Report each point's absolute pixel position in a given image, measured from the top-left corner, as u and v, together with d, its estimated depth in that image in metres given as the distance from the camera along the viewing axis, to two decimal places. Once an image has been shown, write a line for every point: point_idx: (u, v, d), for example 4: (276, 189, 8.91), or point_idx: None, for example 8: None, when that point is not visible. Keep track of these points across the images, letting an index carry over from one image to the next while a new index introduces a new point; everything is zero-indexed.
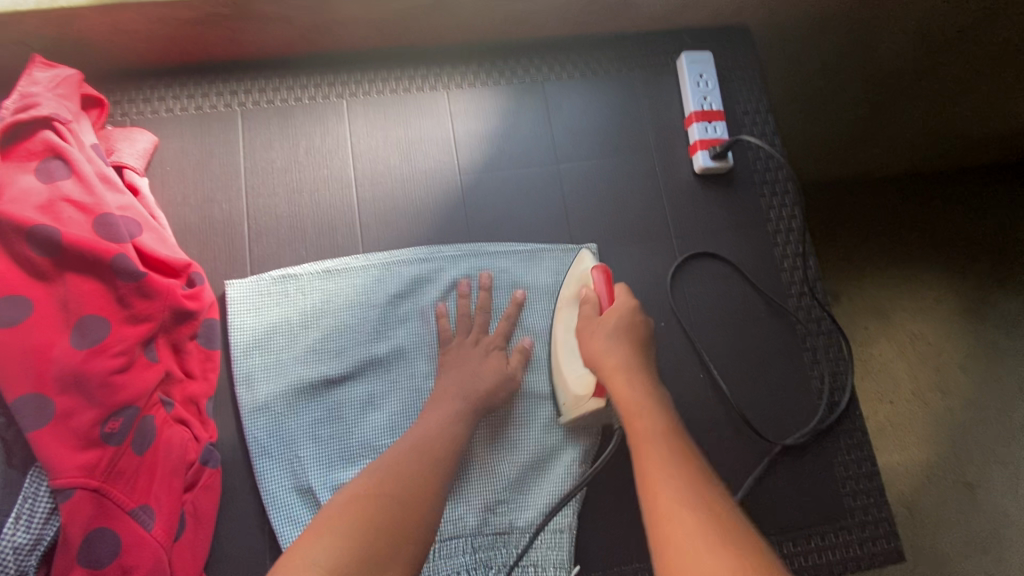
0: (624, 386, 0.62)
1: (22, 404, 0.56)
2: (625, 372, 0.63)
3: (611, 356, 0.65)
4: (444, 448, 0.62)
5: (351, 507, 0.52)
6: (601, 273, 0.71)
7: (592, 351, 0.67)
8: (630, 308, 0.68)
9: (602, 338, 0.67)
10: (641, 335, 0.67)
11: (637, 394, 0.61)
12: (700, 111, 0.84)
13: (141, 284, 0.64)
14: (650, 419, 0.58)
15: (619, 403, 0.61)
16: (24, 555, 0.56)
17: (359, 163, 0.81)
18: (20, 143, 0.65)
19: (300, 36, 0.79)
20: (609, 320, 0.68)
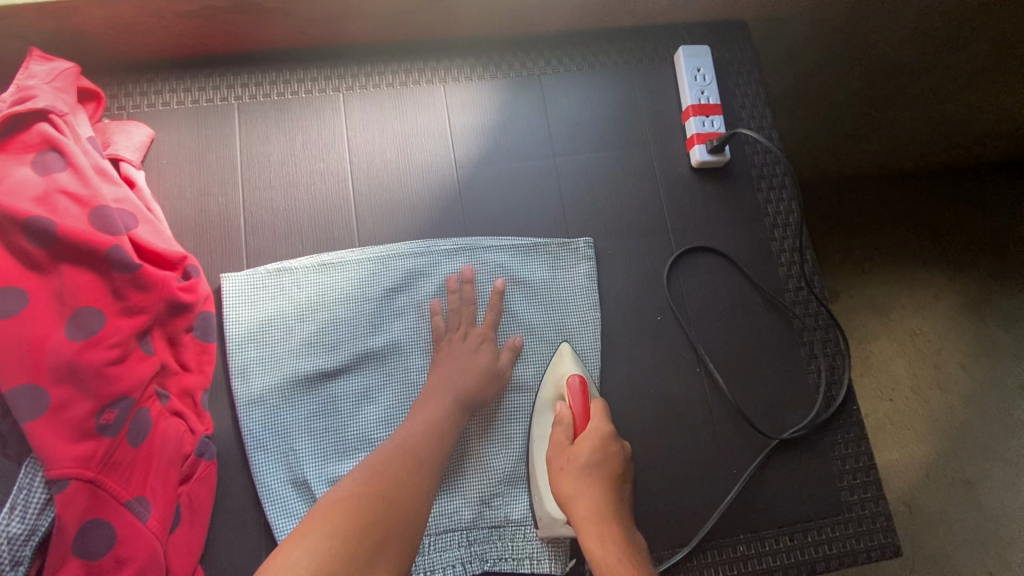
0: (596, 540, 0.61)
1: (17, 395, 0.57)
2: (598, 518, 0.62)
3: (583, 496, 0.64)
4: (428, 450, 0.63)
5: (335, 510, 0.53)
6: (577, 382, 0.71)
7: (564, 490, 0.66)
8: (603, 433, 0.67)
9: (574, 477, 0.65)
10: (615, 468, 0.65)
11: (610, 549, 0.59)
12: (697, 105, 0.84)
13: (137, 275, 0.64)
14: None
15: (592, 561, 0.59)
16: (18, 546, 0.57)
17: (356, 158, 0.81)
18: (17, 135, 0.65)
19: (297, 30, 0.79)
20: (582, 452, 0.66)
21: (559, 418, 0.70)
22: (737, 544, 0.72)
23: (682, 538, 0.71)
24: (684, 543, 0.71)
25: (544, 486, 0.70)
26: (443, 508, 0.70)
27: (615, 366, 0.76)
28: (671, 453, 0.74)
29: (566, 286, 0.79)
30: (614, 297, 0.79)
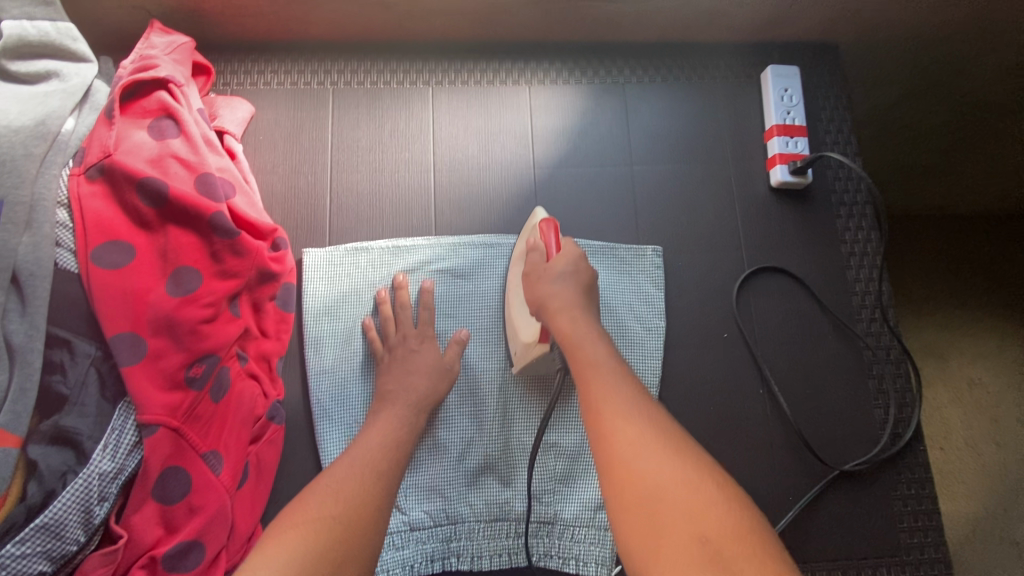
0: (567, 321, 0.61)
1: (119, 340, 0.61)
2: (572, 311, 0.62)
3: (557, 297, 0.63)
4: (384, 461, 0.61)
5: (317, 517, 0.51)
6: (549, 224, 0.69)
7: (537, 294, 0.65)
8: (575, 254, 0.67)
9: (548, 280, 0.65)
10: (589, 278, 0.66)
11: (585, 331, 0.59)
12: (782, 124, 0.83)
13: (235, 242, 0.68)
14: (600, 354, 0.57)
15: (562, 335, 0.60)
16: (107, 482, 0.58)
17: (439, 150, 0.83)
18: (138, 101, 0.70)
19: (396, 22, 0.82)
20: (558, 263, 0.66)
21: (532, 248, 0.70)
22: None
23: None
24: None
25: (522, 313, 0.71)
26: (494, 495, 0.71)
27: (675, 377, 0.76)
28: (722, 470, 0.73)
29: (630, 291, 0.79)
30: (680, 309, 0.79)
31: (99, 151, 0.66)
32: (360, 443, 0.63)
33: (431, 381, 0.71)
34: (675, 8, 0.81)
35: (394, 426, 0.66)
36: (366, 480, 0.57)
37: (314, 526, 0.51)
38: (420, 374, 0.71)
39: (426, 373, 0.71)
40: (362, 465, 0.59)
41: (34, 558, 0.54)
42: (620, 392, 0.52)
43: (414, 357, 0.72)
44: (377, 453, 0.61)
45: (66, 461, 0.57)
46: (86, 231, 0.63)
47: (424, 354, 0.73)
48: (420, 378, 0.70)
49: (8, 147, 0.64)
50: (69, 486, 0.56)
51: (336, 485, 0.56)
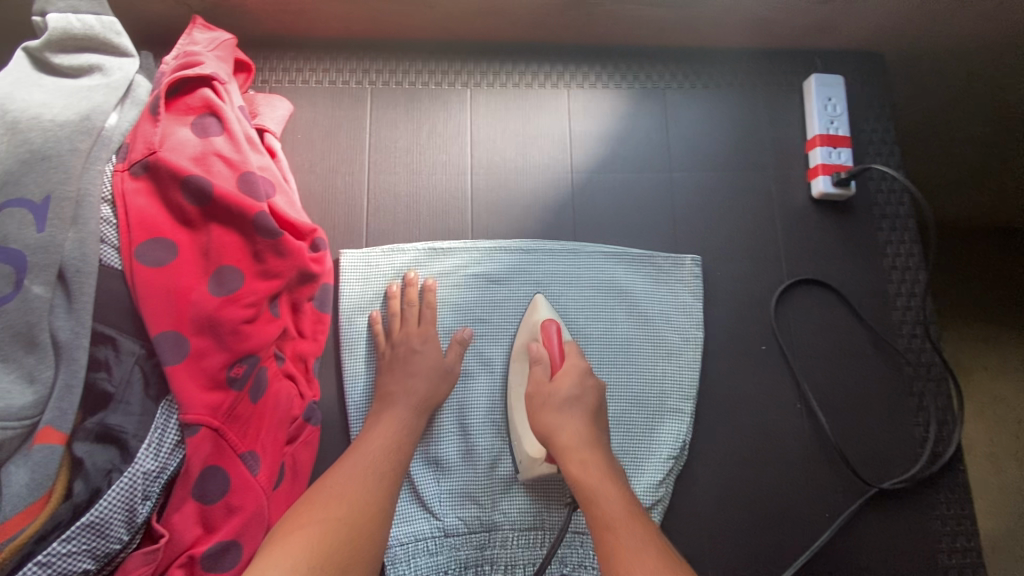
0: (579, 466, 0.62)
1: (163, 339, 0.61)
2: (581, 448, 0.63)
3: (566, 431, 0.64)
4: (388, 463, 0.64)
5: (325, 520, 0.56)
6: (550, 327, 0.72)
7: (544, 426, 0.66)
8: (581, 368, 0.69)
9: (555, 411, 0.65)
10: (594, 399, 0.67)
11: (597, 474, 0.61)
12: (826, 134, 0.82)
13: (278, 242, 0.67)
14: (612, 501, 0.58)
15: (574, 485, 0.61)
16: (150, 481, 0.59)
17: (477, 153, 0.82)
18: (182, 98, 0.69)
19: (437, 22, 0.81)
20: (563, 385, 0.67)
21: (535, 356, 0.71)
22: None
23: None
24: None
25: (523, 427, 0.71)
26: (528, 504, 0.71)
27: (710, 389, 0.76)
28: (756, 483, 0.73)
29: (667, 300, 0.78)
30: (717, 320, 0.78)
31: (144, 147, 0.66)
32: (362, 442, 0.65)
33: (432, 383, 0.71)
34: (719, 14, 0.80)
35: (395, 427, 0.67)
36: (367, 483, 0.61)
37: (319, 530, 0.55)
38: (421, 376, 0.71)
39: (428, 377, 0.71)
40: (362, 467, 0.62)
41: (78, 557, 0.55)
42: (637, 546, 0.54)
43: (415, 357, 0.72)
44: (378, 452, 0.64)
45: (111, 459, 0.57)
46: (130, 228, 0.63)
47: (425, 354, 0.72)
48: (421, 381, 0.71)
49: (54, 143, 0.64)
50: (114, 485, 0.56)
51: (339, 489, 0.59)
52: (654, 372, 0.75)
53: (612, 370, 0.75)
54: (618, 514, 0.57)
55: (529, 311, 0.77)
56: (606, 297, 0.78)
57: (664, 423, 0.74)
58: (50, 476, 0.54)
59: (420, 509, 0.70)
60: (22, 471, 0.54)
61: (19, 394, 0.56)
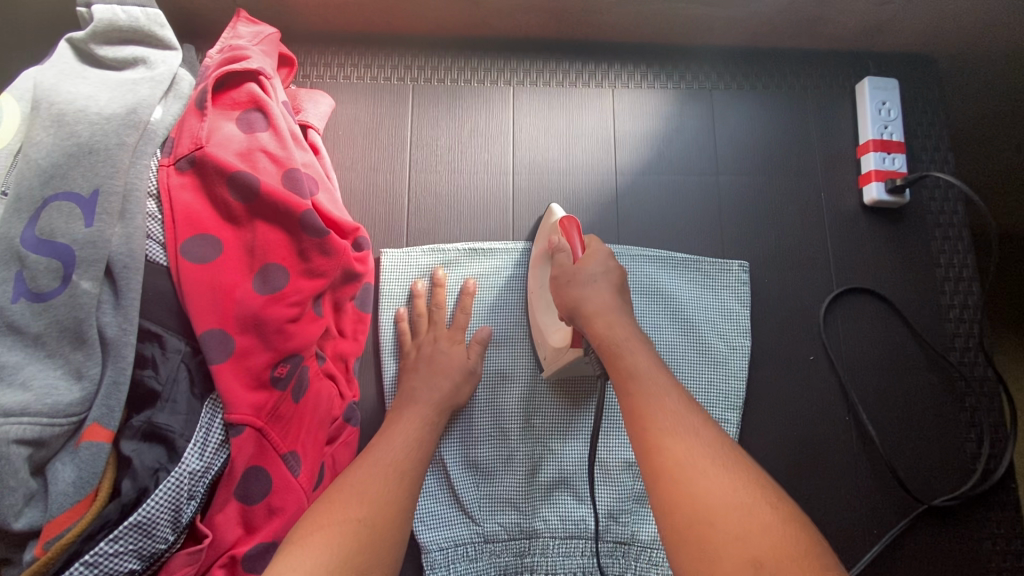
0: (605, 327, 0.57)
1: (209, 337, 0.60)
2: (610, 314, 0.57)
3: (591, 301, 0.59)
4: (411, 461, 0.59)
5: (344, 517, 0.49)
6: (570, 221, 0.65)
7: (570, 299, 0.60)
8: (603, 253, 0.62)
9: (582, 283, 0.60)
10: (620, 278, 0.61)
11: (621, 332, 0.56)
12: (879, 139, 0.79)
13: (324, 242, 0.66)
14: (641, 356, 0.54)
15: (597, 340, 0.57)
16: (195, 481, 0.58)
17: (518, 152, 0.81)
18: (228, 92, 0.68)
19: (481, 18, 0.80)
20: (588, 266, 0.61)
21: (557, 247, 0.65)
22: None
23: None
24: None
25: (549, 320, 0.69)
26: (569, 511, 0.70)
27: (755, 399, 0.74)
28: (801, 496, 0.71)
29: (711, 307, 0.76)
30: (763, 328, 0.76)
31: (190, 142, 0.65)
32: (382, 443, 0.60)
33: (455, 384, 0.69)
34: (771, 13, 0.78)
35: (416, 426, 0.64)
36: (389, 480, 0.55)
37: (339, 529, 0.48)
38: (446, 374, 0.69)
39: (452, 376, 0.69)
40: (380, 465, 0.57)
41: (125, 556, 0.54)
42: (660, 394, 0.50)
43: (440, 357, 0.70)
44: (399, 454, 0.59)
45: (158, 459, 0.56)
46: (176, 224, 0.63)
47: (452, 355, 0.71)
48: (442, 379, 0.69)
49: (102, 137, 0.63)
50: (162, 484, 0.55)
51: (361, 485, 0.53)
52: (699, 380, 0.74)
53: None
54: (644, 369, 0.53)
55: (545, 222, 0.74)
56: (649, 302, 0.76)
57: None
58: (96, 474, 0.54)
59: (459, 514, 0.69)
60: (69, 468, 0.54)
61: (67, 391, 0.56)
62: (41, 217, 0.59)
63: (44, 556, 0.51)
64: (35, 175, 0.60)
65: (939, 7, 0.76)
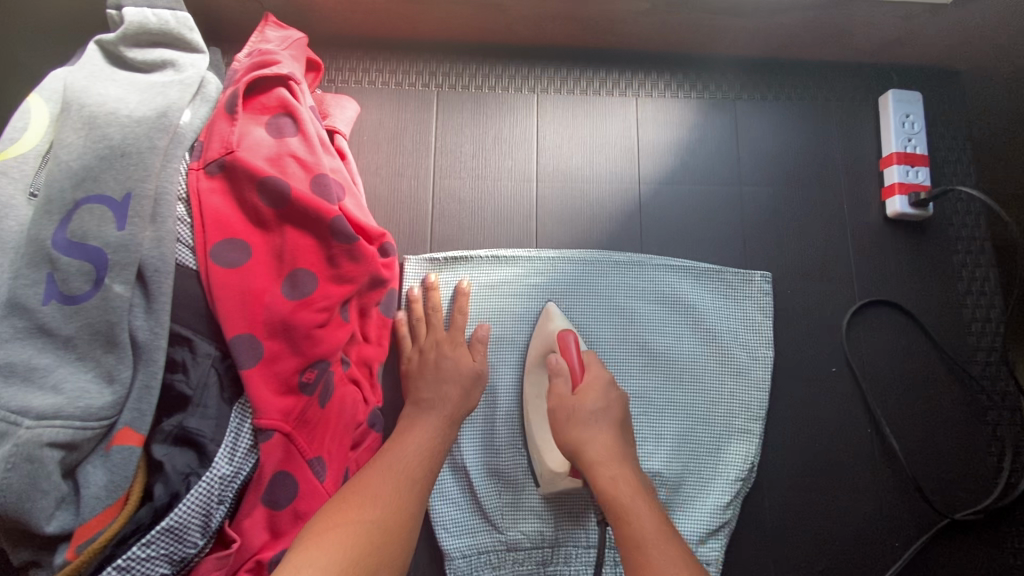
0: (609, 480, 0.60)
1: (239, 341, 0.60)
2: (611, 461, 0.61)
3: (593, 445, 0.62)
4: (420, 472, 0.61)
5: (358, 519, 0.53)
6: (569, 336, 0.70)
7: (570, 438, 0.64)
8: (603, 380, 0.67)
9: (583, 424, 0.63)
10: (620, 411, 0.65)
11: (628, 489, 0.59)
12: (903, 152, 0.80)
13: (353, 247, 0.66)
14: (645, 517, 0.57)
15: (604, 497, 0.59)
16: (224, 486, 0.58)
17: (542, 160, 0.81)
18: (258, 98, 0.69)
19: (506, 26, 0.80)
20: (587, 401, 0.65)
21: (556, 369, 0.68)
22: None
23: None
24: None
25: (542, 443, 0.69)
26: (592, 521, 0.70)
27: (777, 409, 0.74)
28: (822, 507, 0.71)
29: (735, 317, 0.76)
30: (785, 339, 0.76)
31: (220, 147, 0.65)
32: (395, 448, 0.63)
33: (464, 391, 0.69)
34: (796, 26, 0.78)
35: (426, 435, 0.65)
36: (400, 488, 0.58)
37: (355, 528, 0.52)
38: (454, 382, 0.69)
39: (458, 384, 0.69)
40: (393, 470, 0.60)
41: (156, 562, 0.54)
42: (669, 562, 0.52)
43: (446, 363, 0.70)
44: (411, 458, 0.62)
45: (189, 463, 0.57)
46: (206, 229, 0.63)
47: (459, 360, 0.71)
48: (453, 388, 0.69)
49: (134, 140, 0.63)
50: (192, 489, 0.55)
51: (373, 490, 0.56)
52: (721, 391, 0.74)
53: (678, 388, 0.74)
54: (646, 526, 0.55)
55: (540, 322, 0.74)
56: (672, 312, 0.76)
57: (732, 444, 0.72)
58: (128, 478, 0.54)
59: (483, 522, 0.69)
60: (101, 471, 0.55)
61: (99, 395, 0.56)
62: (73, 219, 0.59)
63: (76, 559, 0.52)
64: (67, 177, 0.61)
65: (964, 21, 0.76)
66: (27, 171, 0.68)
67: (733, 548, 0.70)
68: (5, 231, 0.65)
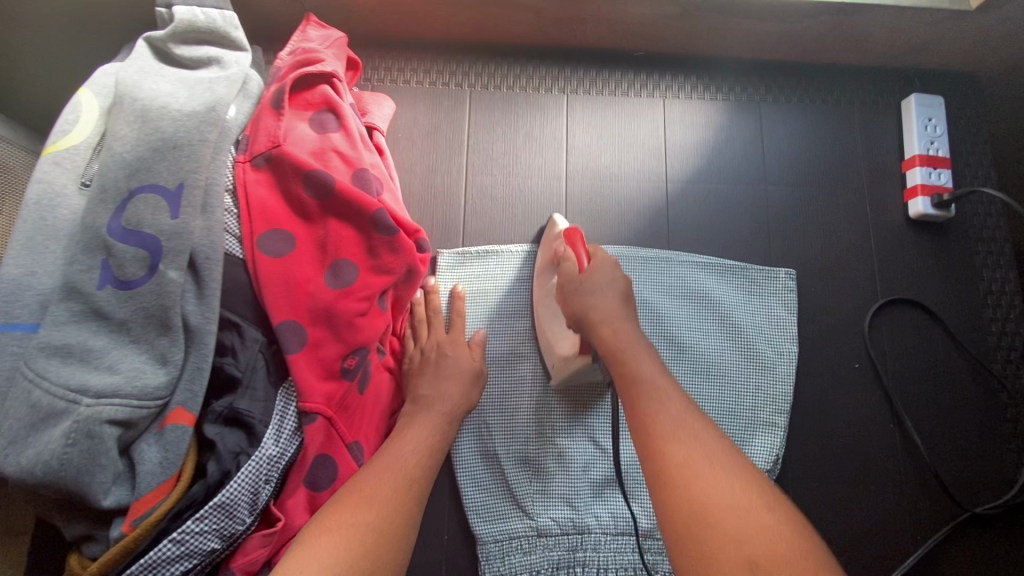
0: (612, 338, 0.60)
1: (285, 327, 0.63)
2: (617, 322, 0.61)
3: (598, 309, 0.62)
4: (417, 470, 0.59)
5: (356, 519, 0.51)
6: (575, 234, 0.70)
7: (577, 311, 0.64)
8: (611, 264, 0.66)
9: (588, 292, 0.64)
10: (626, 287, 0.65)
11: (631, 343, 0.59)
12: (925, 154, 0.82)
13: (393, 239, 0.69)
14: (648, 367, 0.56)
15: (607, 351, 0.60)
16: (271, 466, 0.60)
17: (571, 158, 0.83)
18: (302, 94, 0.71)
19: (539, 28, 0.83)
20: (595, 276, 0.65)
21: (563, 258, 0.70)
22: None
23: None
24: None
25: (557, 330, 0.72)
26: (619, 509, 0.72)
27: (799, 403, 0.76)
28: (845, 499, 0.73)
29: (759, 313, 0.78)
30: (807, 335, 0.78)
31: (267, 140, 0.67)
32: (394, 446, 0.62)
33: (464, 388, 0.70)
34: (821, 31, 0.80)
35: (425, 432, 0.64)
36: (399, 489, 0.56)
37: (352, 529, 0.50)
38: (455, 377, 0.70)
39: (460, 379, 0.70)
40: (391, 469, 0.58)
41: (208, 536, 0.56)
42: (669, 404, 0.51)
43: (447, 360, 0.71)
44: (410, 458, 0.60)
45: (239, 442, 0.59)
46: (253, 219, 0.65)
47: (458, 358, 0.72)
48: (455, 384, 0.70)
49: (185, 133, 0.66)
50: (242, 467, 0.57)
51: (372, 488, 0.54)
52: (746, 385, 0.75)
53: (706, 381, 0.75)
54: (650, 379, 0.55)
55: (548, 230, 0.78)
56: (697, 308, 0.78)
57: (756, 436, 0.74)
58: (180, 455, 0.57)
59: (513, 507, 0.71)
60: (155, 448, 0.57)
61: (153, 375, 0.58)
62: (127, 208, 0.62)
63: (132, 533, 0.54)
64: (121, 167, 0.63)
65: (985, 29, 0.78)
66: (79, 162, 0.70)
67: None
68: (57, 220, 0.67)
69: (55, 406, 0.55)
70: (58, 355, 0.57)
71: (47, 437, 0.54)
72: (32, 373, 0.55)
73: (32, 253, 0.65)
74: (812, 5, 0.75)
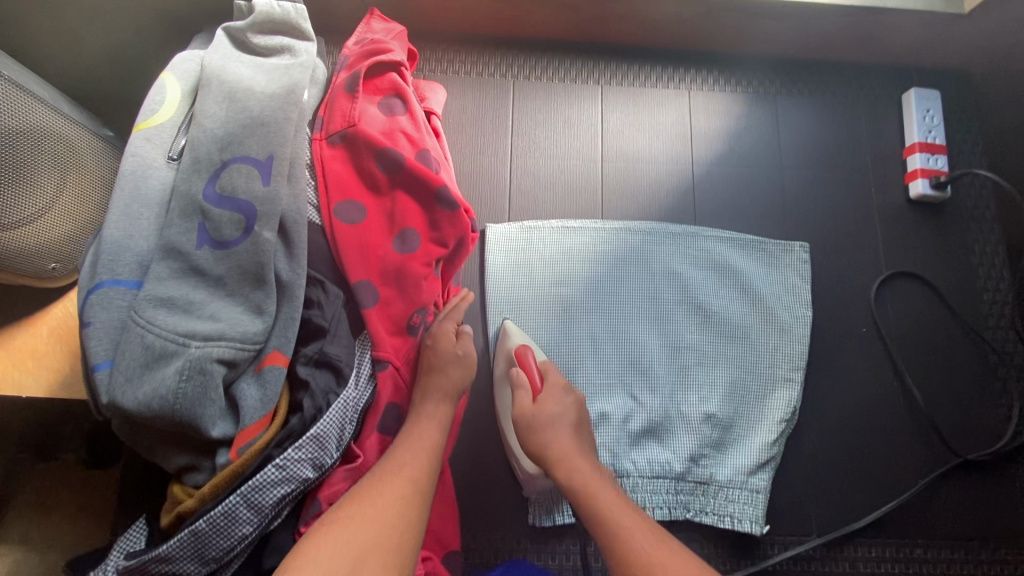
0: (573, 475, 0.66)
1: (362, 285, 0.72)
2: (571, 455, 0.68)
3: (555, 444, 0.69)
4: (420, 475, 0.65)
5: (345, 522, 0.58)
6: (523, 349, 0.77)
7: (534, 449, 0.69)
8: (560, 386, 0.74)
9: (542, 431, 0.70)
10: (576, 416, 0.72)
11: (589, 478, 0.66)
12: (924, 142, 0.91)
13: (455, 214, 0.77)
14: (612, 506, 0.62)
15: (568, 486, 0.66)
16: (351, 408, 0.67)
17: (607, 143, 0.92)
18: (373, 80, 0.79)
19: (578, 26, 0.91)
20: (547, 407, 0.71)
21: (517, 381, 0.75)
22: (913, 546, 0.79)
23: (856, 516, 0.79)
24: (858, 519, 0.79)
25: (518, 446, 0.77)
26: (656, 456, 0.79)
27: (812, 364, 0.85)
28: (852, 446, 0.82)
29: (777, 282, 0.86)
30: (818, 303, 0.87)
31: (342, 120, 0.76)
32: (394, 451, 0.66)
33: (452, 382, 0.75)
34: (833, 30, 0.89)
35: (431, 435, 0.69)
36: (388, 485, 0.62)
37: (344, 530, 0.57)
38: (446, 370, 0.75)
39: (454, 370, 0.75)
40: (400, 475, 0.63)
41: (303, 464, 0.63)
42: (633, 531, 0.59)
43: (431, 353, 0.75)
44: (410, 460, 0.65)
45: (329, 382, 0.67)
46: (330, 189, 0.74)
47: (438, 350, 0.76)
48: (438, 375, 0.74)
49: (270, 112, 0.72)
50: (332, 405, 0.65)
51: (374, 499, 0.60)
52: (767, 345, 0.84)
53: (730, 343, 0.84)
54: (622, 519, 0.61)
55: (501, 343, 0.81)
56: (721, 277, 0.86)
57: (776, 390, 0.82)
58: (276, 395, 0.64)
59: None
60: (254, 387, 0.64)
61: (251, 322, 0.65)
62: (221, 177, 0.69)
63: (238, 459, 0.60)
64: (214, 142, 0.70)
65: (973, 32, 0.88)
66: (166, 139, 0.75)
67: (775, 481, 0.80)
68: (150, 190, 0.72)
69: (166, 348, 0.62)
70: (165, 306, 0.64)
71: (160, 375, 0.61)
72: (144, 320, 0.62)
73: (129, 218, 0.70)
74: (825, 8, 0.84)
